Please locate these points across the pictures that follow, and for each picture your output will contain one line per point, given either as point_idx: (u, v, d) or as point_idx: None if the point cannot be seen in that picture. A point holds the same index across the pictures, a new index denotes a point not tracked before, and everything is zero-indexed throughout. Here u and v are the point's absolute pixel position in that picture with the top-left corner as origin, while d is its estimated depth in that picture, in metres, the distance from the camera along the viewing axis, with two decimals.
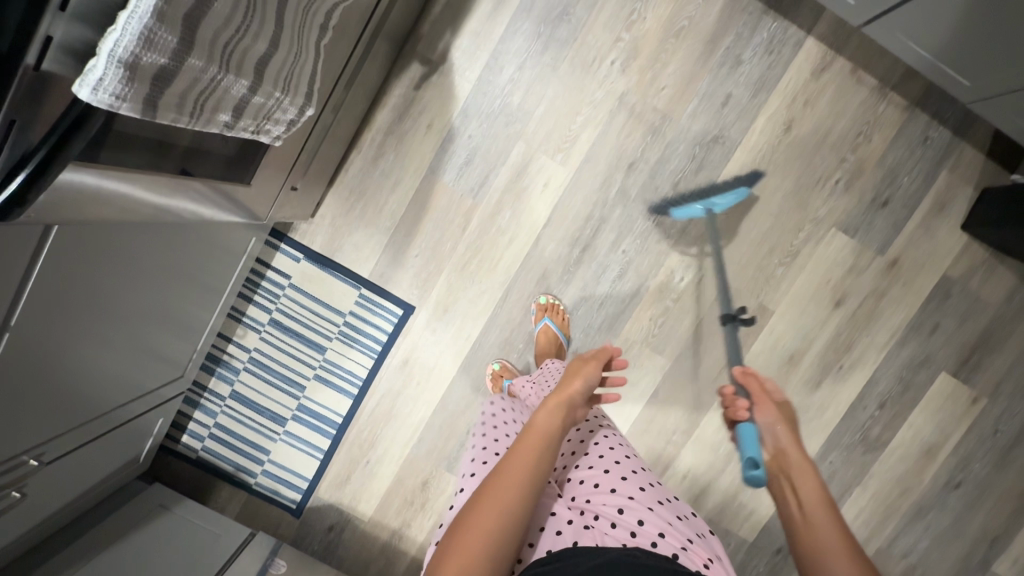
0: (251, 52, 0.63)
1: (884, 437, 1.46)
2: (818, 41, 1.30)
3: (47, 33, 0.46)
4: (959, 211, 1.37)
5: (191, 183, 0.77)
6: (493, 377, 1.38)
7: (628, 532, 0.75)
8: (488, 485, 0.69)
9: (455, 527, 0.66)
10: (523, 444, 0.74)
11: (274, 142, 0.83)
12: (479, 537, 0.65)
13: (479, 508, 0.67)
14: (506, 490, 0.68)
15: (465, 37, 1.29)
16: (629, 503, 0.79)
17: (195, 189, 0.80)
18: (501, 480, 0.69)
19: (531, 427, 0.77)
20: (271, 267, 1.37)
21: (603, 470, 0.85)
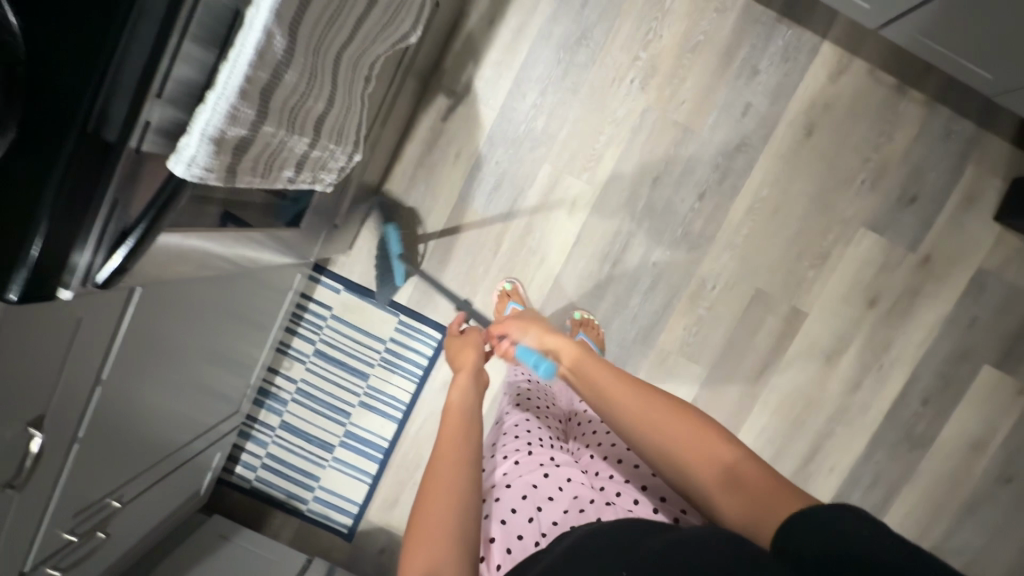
0: (312, 112, 0.68)
1: (930, 434, 1.45)
2: (834, 45, 1.31)
3: (146, 118, 0.51)
4: (990, 203, 1.36)
5: (232, 234, 0.79)
6: (501, 294, 1.35)
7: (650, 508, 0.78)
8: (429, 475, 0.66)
9: (410, 531, 0.62)
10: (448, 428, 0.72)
11: (326, 188, 0.88)
12: (438, 524, 0.62)
13: (431, 498, 0.64)
14: (444, 470, 0.66)
15: (487, 68, 1.34)
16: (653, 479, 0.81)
17: (237, 240, 0.82)
18: (440, 463, 0.67)
19: (449, 407, 0.76)
20: (313, 299, 1.42)
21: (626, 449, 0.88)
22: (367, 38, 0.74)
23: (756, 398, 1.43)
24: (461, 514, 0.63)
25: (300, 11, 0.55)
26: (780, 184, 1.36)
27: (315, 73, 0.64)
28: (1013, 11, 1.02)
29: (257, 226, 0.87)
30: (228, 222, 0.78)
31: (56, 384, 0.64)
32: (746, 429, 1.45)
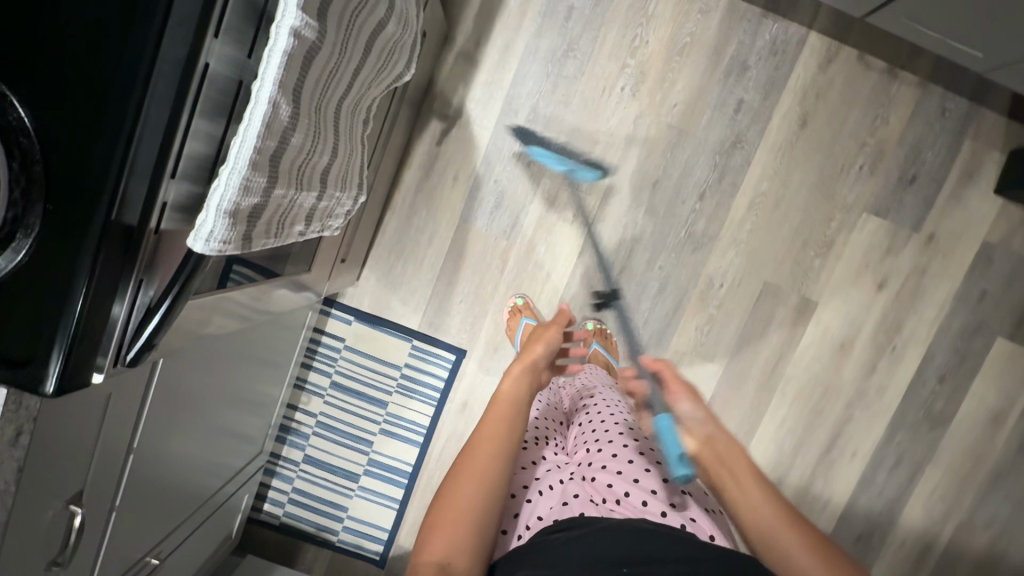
0: (318, 167, 0.69)
1: (948, 410, 1.45)
2: (820, 35, 1.32)
3: (163, 199, 0.53)
4: (989, 176, 1.37)
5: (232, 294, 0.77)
6: (514, 311, 1.37)
7: (641, 501, 0.80)
8: (465, 461, 0.73)
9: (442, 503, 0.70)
10: (495, 419, 0.79)
11: (334, 233, 0.88)
12: (464, 509, 0.69)
13: (463, 482, 0.71)
14: (482, 460, 0.73)
15: (477, 88, 1.34)
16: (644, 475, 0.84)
17: (240, 296, 0.80)
18: (481, 452, 0.74)
19: (499, 395, 0.83)
20: (325, 332, 1.43)
21: (621, 443, 0.91)
22: (364, 86, 0.75)
23: (773, 390, 1.44)
24: (489, 503, 0.71)
25: (302, 77, 0.55)
26: (779, 177, 1.37)
27: (319, 130, 0.65)
28: None
29: (258, 279, 0.85)
30: (229, 281, 0.75)
31: (94, 452, 0.64)
32: (766, 421, 1.45)
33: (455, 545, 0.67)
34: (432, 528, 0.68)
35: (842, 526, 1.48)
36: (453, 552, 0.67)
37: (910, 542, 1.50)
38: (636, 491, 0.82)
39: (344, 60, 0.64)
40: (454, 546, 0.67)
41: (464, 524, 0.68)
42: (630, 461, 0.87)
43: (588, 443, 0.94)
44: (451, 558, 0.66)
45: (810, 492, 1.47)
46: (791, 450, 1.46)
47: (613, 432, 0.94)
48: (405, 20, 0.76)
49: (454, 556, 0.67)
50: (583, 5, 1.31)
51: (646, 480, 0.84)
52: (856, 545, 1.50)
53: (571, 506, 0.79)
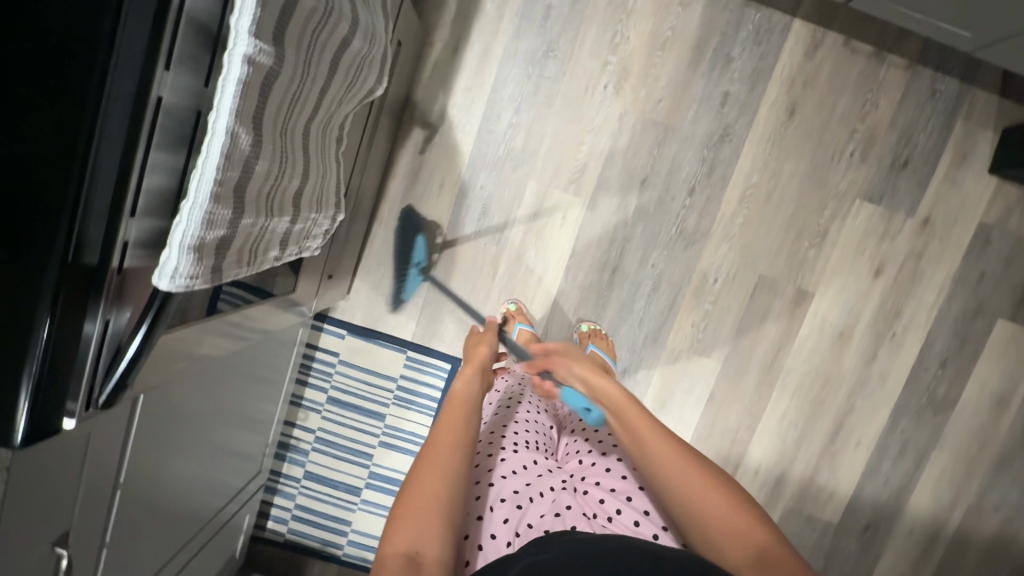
0: (287, 193, 0.67)
1: (952, 395, 1.43)
2: (804, 22, 1.29)
3: (124, 237, 0.51)
4: (983, 156, 1.34)
5: (219, 321, 0.75)
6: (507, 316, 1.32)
7: (633, 520, 0.80)
8: (427, 454, 0.72)
9: (405, 500, 0.67)
10: (451, 417, 0.78)
11: (314, 253, 0.87)
12: (432, 498, 0.67)
13: (429, 473, 0.69)
14: (446, 454, 0.72)
15: (458, 94, 1.32)
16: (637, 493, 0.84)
17: (226, 323, 0.78)
18: (443, 445, 0.73)
19: (455, 395, 0.83)
20: (319, 347, 1.42)
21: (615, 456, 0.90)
22: (333, 105, 0.73)
23: (774, 384, 1.42)
24: (453, 490, 0.69)
25: (261, 104, 0.54)
26: (769, 168, 1.35)
27: (286, 155, 0.63)
28: None
29: (245, 304, 0.84)
30: (216, 307, 0.74)
31: (77, 493, 0.63)
32: (768, 415, 1.44)
33: (421, 535, 0.63)
34: (395, 523, 0.64)
35: (848, 515, 1.47)
36: (419, 542, 0.62)
37: (919, 528, 1.48)
38: (627, 510, 0.81)
39: (307, 82, 0.62)
40: (421, 535, 0.63)
41: (432, 511, 0.65)
42: (623, 478, 0.86)
43: (580, 454, 0.93)
44: (418, 547, 0.62)
45: (815, 483, 1.46)
46: (794, 443, 1.45)
47: (608, 443, 0.93)
48: (372, 35, 0.74)
49: (422, 546, 0.62)
50: (561, 4, 1.29)
51: (638, 498, 0.83)
52: (865, 535, 1.48)
53: (562, 518, 0.78)
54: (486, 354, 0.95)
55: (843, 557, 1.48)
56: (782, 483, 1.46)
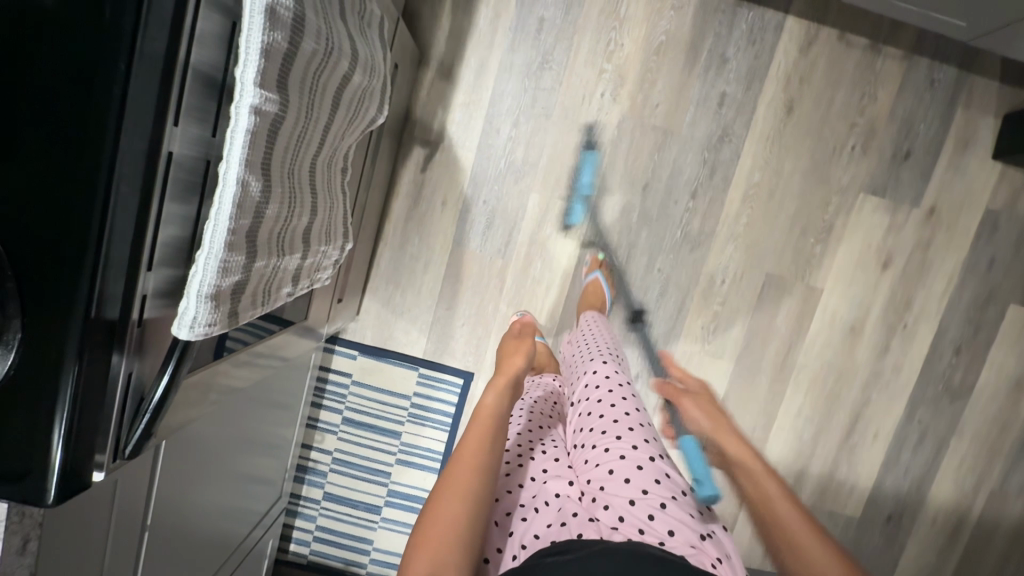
0: (298, 229, 0.68)
1: (968, 382, 1.43)
2: (797, 19, 1.29)
3: (143, 290, 0.53)
4: (985, 142, 1.34)
5: (231, 361, 0.75)
6: None
7: (638, 528, 0.78)
8: (448, 474, 0.71)
9: (424, 525, 0.66)
10: (473, 434, 0.76)
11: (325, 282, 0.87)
12: (448, 521, 0.66)
13: (445, 494, 0.69)
14: (461, 474, 0.71)
15: (456, 111, 1.33)
16: (642, 495, 0.81)
17: (240, 361, 0.78)
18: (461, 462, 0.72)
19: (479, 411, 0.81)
20: (331, 370, 1.43)
21: (620, 456, 0.87)
22: (336, 139, 0.74)
23: (787, 381, 1.42)
24: (472, 510, 0.68)
25: (269, 150, 0.55)
26: (771, 166, 1.34)
27: (294, 193, 0.64)
28: None
29: (262, 336, 0.85)
30: (225, 350, 0.73)
31: (106, 540, 0.64)
32: (783, 413, 1.43)
33: (441, 558, 0.63)
34: (414, 545, 0.64)
35: (870, 509, 1.47)
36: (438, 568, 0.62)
37: (942, 518, 1.47)
38: (633, 516, 0.79)
39: (310, 122, 0.63)
40: (441, 557, 0.63)
41: (450, 534, 0.65)
42: (629, 480, 0.83)
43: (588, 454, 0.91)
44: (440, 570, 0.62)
45: (834, 478, 1.45)
46: (811, 439, 1.44)
47: (614, 440, 0.90)
48: (372, 67, 0.75)
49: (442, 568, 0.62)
50: (553, 15, 1.29)
51: (643, 502, 0.81)
52: (888, 527, 1.48)
53: (567, 527, 0.77)
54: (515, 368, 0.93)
55: (867, 551, 1.48)
56: (801, 480, 1.46)
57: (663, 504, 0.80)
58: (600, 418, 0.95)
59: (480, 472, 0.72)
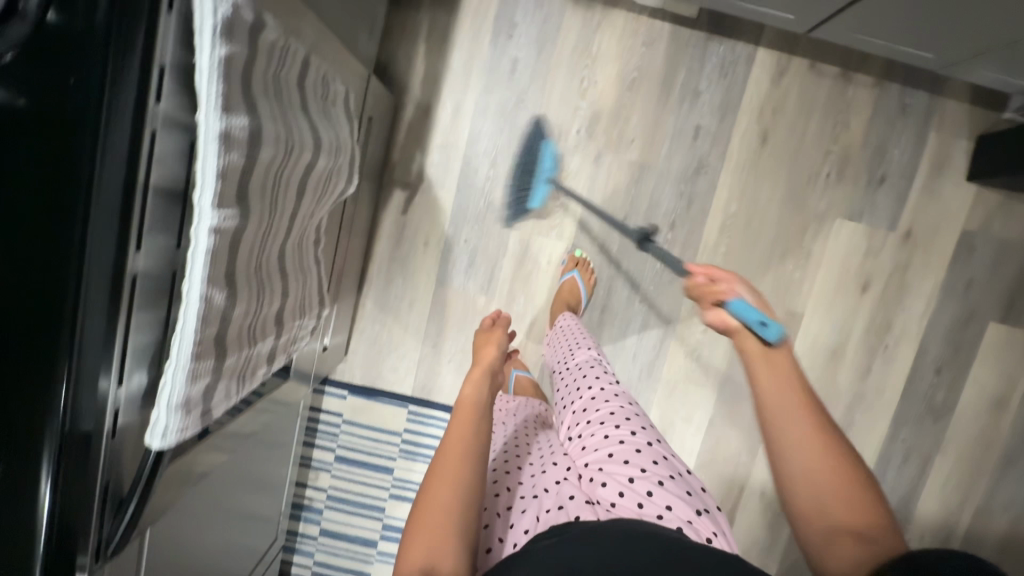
0: (268, 316, 0.70)
1: (950, 400, 1.44)
2: (768, 50, 1.30)
3: (114, 406, 0.54)
4: (959, 165, 1.35)
5: (211, 439, 0.77)
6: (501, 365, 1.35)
7: (636, 503, 0.79)
8: (438, 466, 0.71)
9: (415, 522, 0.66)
10: (457, 426, 0.76)
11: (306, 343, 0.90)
12: (441, 511, 0.66)
13: (435, 484, 0.69)
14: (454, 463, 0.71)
15: (434, 153, 1.34)
16: (640, 474, 0.83)
17: (221, 435, 0.80)
18: (448, 454, 0.72)
19: (461, 402, 0.80)
20: (322, 410, 1.45)
21: (618, 442, 0.88)
22: (305, 219, 0.76)
23: None
24: (465, 500, 0.68)
25: (231, 262, 0.57)
26: (747, 196, 1.35)
27: (263, 282, 0.66)
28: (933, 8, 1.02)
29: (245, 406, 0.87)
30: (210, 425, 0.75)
31: None
32: None
33: (437, 547, 0.63)
34: (411, 534, 0.65)
35: None
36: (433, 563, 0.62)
37: (929, 532, 1.49)
38: (631, 493, 0.80)
39: (275, 218, 0.65)
40: (438, 546, 0.63)
41: (445, 526, 0.65)
42: (626, 461, 0.85)
43: (586, 441, 0.93)
44: (437, 557, 0.62)
45: None
46: None
47: (607, 425, 0.92)
48: (337, 147, 0.77)
49: (438, 555, 0.63)
50: (526, 55, 1.31)
51: (641, 480, 0.82)
52: None
53: (565, 510, 0.79)
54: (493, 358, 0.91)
55: None
56: None
57: (660, 482, 0.82)
58: (596, 414, 0.96)
59: (474, 461, 0.71)
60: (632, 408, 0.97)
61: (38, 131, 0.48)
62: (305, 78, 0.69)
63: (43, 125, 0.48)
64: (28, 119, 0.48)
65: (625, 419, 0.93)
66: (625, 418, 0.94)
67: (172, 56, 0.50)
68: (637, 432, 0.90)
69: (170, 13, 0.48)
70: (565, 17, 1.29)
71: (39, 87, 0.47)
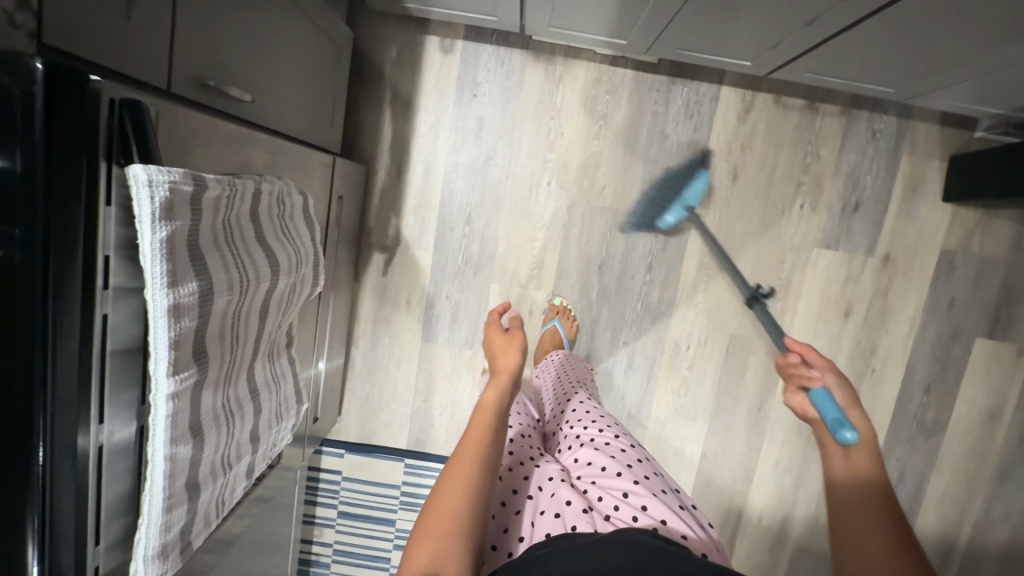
0: (241, 440, 0.72)
1: (941, 418, 1.44)
2: (732, 88, 1.30)
3: (94, 565, 0.57)
4: (933, 187, 1.34)
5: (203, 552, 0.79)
6: None
7: (631, 515, 0.76)
8: (451, 468, 0.70)
9: (422, 526, 0.65)
10: (473, 429, 0.75)
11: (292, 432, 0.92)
12: (448, 515, 0.65)
13: (446, 488, 0.68)
14: (467, 459, 0.70)
15: (409, 215, 1.36)
16: (633, 488, 0.80)
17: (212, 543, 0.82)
18: (462, 457, 0.71)
19: (481, 407, 0.78)
20: (321, 469, 1.47)
21: (609, 457, 0.87)
22: (272, 333, 0.78)
23: (763, 436, 1.45)
24: (475, 508, 0.67)
25: (195, 412, 0.60)
26: (722, 234, 1.36)
27: (233, 411, 0.69)
28: (886, 52, 1.02)
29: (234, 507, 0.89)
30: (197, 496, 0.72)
31: None
32: (762, 466, 1.46)
33: (441, 557, 0.62)
34: (417, 539, 0.64)
35: None
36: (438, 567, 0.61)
37: (929, 548, 1.50)
38: (626, 506, 0.78)
39: (237, 349, 0.68)
40: (443, 555, 0.62)
41: (452, 534, 0.64)
42: (620, 474, 0.83)
43: (577, 453, 0.91)
44: (440, 566, 0.61)
45: (820, 521, 1.48)
46: (792, 487, 1.47)
47: (599, 440, 0.92)
48: (297, 260, 0.79)
49: (443, 564, 0.61)
50: (492, 113, 1.32)
51: (636, 494, 0.80)
52: None
53: (563, 519, 0.75)
54: (513, 364, 0.87)
55: None
56: (787, 527, 1.48)
57: (654, 494, 0.80)
58: (586, 430, 0.95)
59: (485, 469, 0.70)
60: (620, 430, 0.97)
61: None
62: (259, 206, 0.71)
63: None
64: None
65: (615, 438, 0.92)
66: (614, 436, 0.93)
67: (115, 241, 0.52)
68: (628, 451, 0.89)
69: (110, 206, 0.50)
70: (526, 73, 1.30)
71: None
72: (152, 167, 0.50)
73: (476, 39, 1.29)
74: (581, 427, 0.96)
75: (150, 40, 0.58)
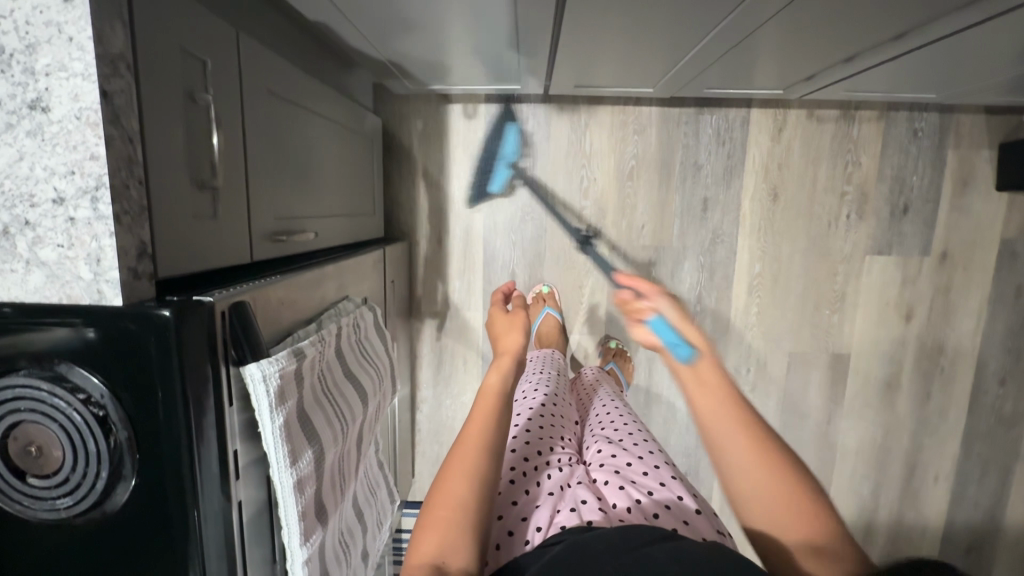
0: (355, 563, 0.76)
1: (1020, 409, 1.41)
2: (762, 109, 1.28)
3: None
4: (984, 178, 1.30)
5: None
6: None
7: (651, 513, 0.72)
8: (457, 452, 0.66)
9: (427, 510, 0.61)
10: (481, 411, 0.71)
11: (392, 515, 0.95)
12: (455, 503, 0.61)
13: (453, 479, 0.63)
14: (473, 440, 0.67)
15: (454, 279, 1.39)
16: (659, 486, 0.77)
17: None
18: (466, 447, 0.66)
19: (486, 389, 0.74)
20: (402, 530, 1.47)
21: (636, 455, 0.84)
22: (365, 447, 0.82)
23: (835, 448, 1.43)
24: (486, 494, 0.63)
25: (321, 564, 0.63)
26: (769, 255, 1.34)
27: (347, 541, 0.73)
28: (933, 70, 0.99)
29: None
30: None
31: None
32: (838, 477, 1.45)
33: (448, 548, 0.57)
34: (422, 528, 0.60)
35: (946, 545, 1.48)
36: (444, 553, 0.57)
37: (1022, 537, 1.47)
38: (648, 502, 0.73)
39: (343, 479, 0.72)
40: (451, 544, 0.57)
41: (459, 520, 0.60)
42: (646, 474, 0.79)
43: (601, 447, 0.88)
44: (446, 556, 0.56)
45: (903, 524, 1.46)
46: (872, 495, 1.45)
47: (626, 440, 0.89)
48: (377, 377, 0.84)
49: (450, 553, 0.57)
50: (523, 169, 1.33)
51: (661, 492, 0.76)
52: (968, 557, 1.48)
53: (578, 511, 0.70)
54: (516, 345, 0.83)
55: None
56: (870, 533, 1.47)
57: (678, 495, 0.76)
58: (613, 430, 0.93)
59: (489, 454, 0.66)
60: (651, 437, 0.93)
61: (134, 546, 0.50)
62: (342, 342, 0.74)
63: (134, 542, 0.50)
64: (119, 541, 0.50)
65: (643, 439, 0.90)
66: (641, 437, 0.90)
67: (240, 432, 0.54)
68: (656, 451, 0.86)
69: (232, 406, 0.53)
70: (551, 125, 1.31)
71: (121, 517, 0.50)
72: (263, 362, 0.54)
73: (499, 101, 1.30)
74: (610, 429, 0.94)
75: (237, 227, 0.62)
